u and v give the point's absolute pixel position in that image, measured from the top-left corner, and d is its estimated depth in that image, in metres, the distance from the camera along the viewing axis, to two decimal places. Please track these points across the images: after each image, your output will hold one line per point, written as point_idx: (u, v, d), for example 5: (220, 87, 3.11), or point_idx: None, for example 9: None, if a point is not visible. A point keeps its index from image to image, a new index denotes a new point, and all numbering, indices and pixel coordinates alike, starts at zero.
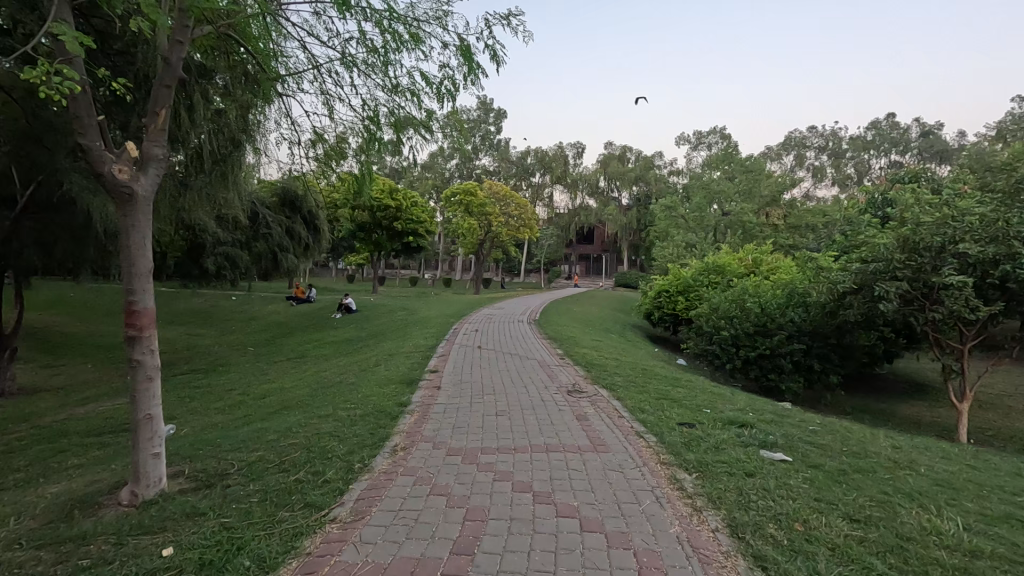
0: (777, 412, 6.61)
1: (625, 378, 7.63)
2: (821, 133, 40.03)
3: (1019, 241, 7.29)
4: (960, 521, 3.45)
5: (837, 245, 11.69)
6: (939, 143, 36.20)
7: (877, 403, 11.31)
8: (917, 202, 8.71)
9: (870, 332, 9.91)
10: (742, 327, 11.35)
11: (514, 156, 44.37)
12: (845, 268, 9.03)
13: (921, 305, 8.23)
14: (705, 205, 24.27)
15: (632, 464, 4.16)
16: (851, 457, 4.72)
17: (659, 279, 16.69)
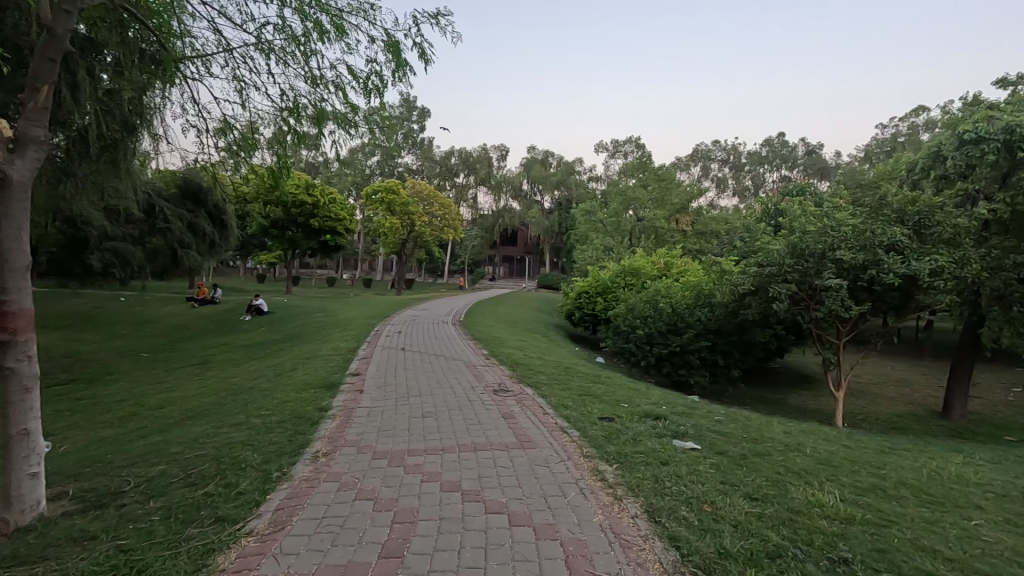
0: (687, 404, 7.12)
1: (549, 377, 7.84)
2: (724, 148, 43.50)
3: (882, 249, 8.41)
4: (837, 493, 3.94)
5: (738, 250, 12.79)
6: (821, 161, 40.48)
7: (770, 394, 12.53)
8: (803, 213, 9.78)
9: (765, 329, 10.94)
10: (655, 326, 12.09)
11: (437, 156, 43.97)
12: (744, 272, 9.93)
13: (806, 305, 9.23)
14: (621, 210, 25.51)
15: (557, 458, 4.31)
16: (749, 442, 5.21)
17: (580, 280, 17.35)
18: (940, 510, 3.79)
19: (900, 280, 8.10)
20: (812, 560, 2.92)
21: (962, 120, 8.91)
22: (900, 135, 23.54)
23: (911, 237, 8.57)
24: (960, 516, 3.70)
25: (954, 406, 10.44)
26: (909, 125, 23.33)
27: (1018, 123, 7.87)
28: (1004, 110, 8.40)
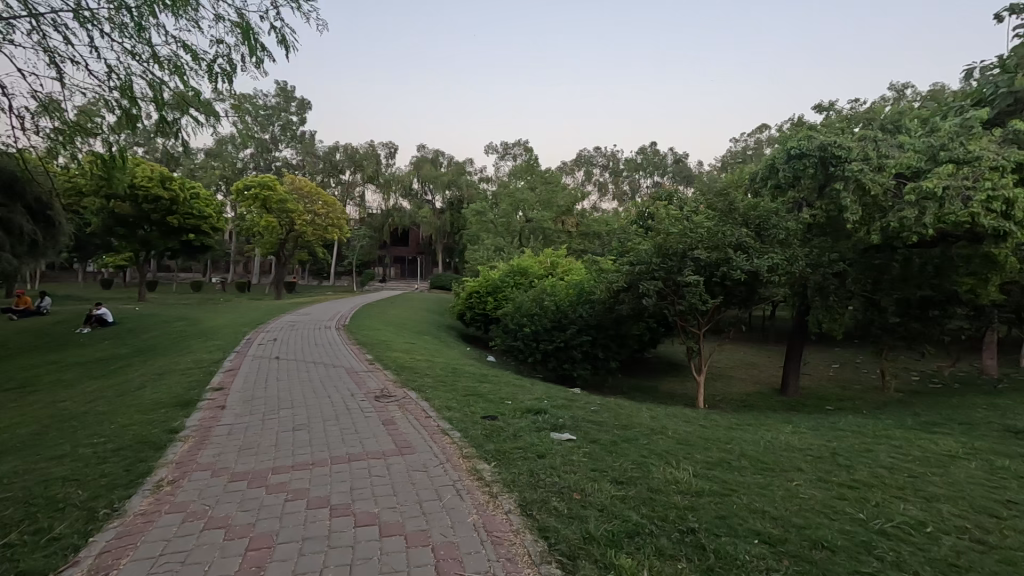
0: (567, 397, 7.47)
1: (435, 379, 7.72)
2: (604, 154, 46.30)
3: (731, 249, 9.51)
4: (691, 470, 4.36)
5: (615, 250, 13.70)
6: (687, 169, 44.68)
7: (645, 382, 13.63)
8: (668, 217, 10.75)
9: (639, 322, 11.87)
10: (541, 323, 12.56)
11: (320, 151, 41.47)
12: (619, 270, 10.69)
13: (671, 299, 10.15)
14: (511, 212, 26.12)
15: (436, 462, 4.25)
16: (620, 429, 5.59)
17: (470, 280, 17.52)
18: (771, 475, 4.37)
19: (745, 276, 9.23)
20: (666, 534, 3.19)
21: (790, 138, 10.34)
22: (749, 149, 26.82)
23: (754, 237, 9.81)
24: (785, 478, 4.30)
25: (789, 383, 12.19)
26: (756, 141, 26.68)
27: (828, 142, 9.11)
28: (820, 131, 9.88)
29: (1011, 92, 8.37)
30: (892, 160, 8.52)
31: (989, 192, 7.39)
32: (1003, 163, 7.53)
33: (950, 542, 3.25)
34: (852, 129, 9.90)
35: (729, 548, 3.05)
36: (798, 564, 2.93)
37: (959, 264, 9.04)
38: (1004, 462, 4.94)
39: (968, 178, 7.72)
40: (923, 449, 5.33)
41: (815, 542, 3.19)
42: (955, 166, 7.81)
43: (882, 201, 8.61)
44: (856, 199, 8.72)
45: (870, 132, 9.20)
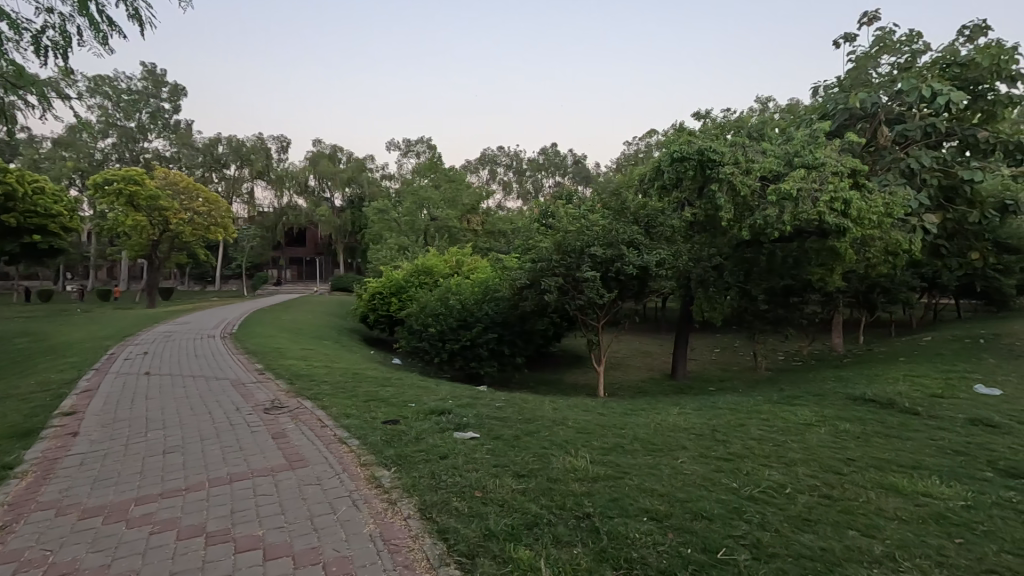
0: (472, 395, 7.47)
1: (333, 386, 7.32)
2: (507, 153, 46.73)
3: (624, 245, 10.08)
4: (588, 457, 4.55)
5: (518, 248, 13.95)
6: (585, 170, 46.28)
7: (550, 375, 14.06)
8: (567, 216, 11.15)
9: (544, 318, 12.19)
10: (447, 322, 12.46)
11: (198, 143, 37.59)
12: (522, 267, 10.93)
13: (572, 294, 10.52)
14: (415, 210, 25.60)
15: (331, 473, 4.03)
16: (523, 423, 5.69)
17: (373, 281, 16.96)
18: (659, 455, 4.69)
19: (637, 270, 9.84)
20: (563, 522, 3.30)
21: (673, 142, 11.17)
22: (641, 151, 28.58)
23: (644, 235, 10.49)
24: (672, 457, 4.65)
25: (678, 368, 13.23)
26: (646, 144, 28.53)
27: (705, 147, 9.89)
28: (698, 136, 10.78)
29: (847, 109, 9.71)
30: (757, 165, 9.52)
31: (831, 195, 8.53)
32: (842, 169, 8.73)
33: (803, 499, 3.71)
34: (724, 135, 10.93)
35: (620, 528, 3.22)
36: (681, 535, 3.17)
37: (812, 257, 10.36)
38: (846, 426, 5.75)
39: (816, 182, 8.86)
40: (786, 421, 6.03)
41: (695, 513, 3.46)
42: (806, 171, 8.92)
43: (750, 201, 9.60)
44: (729, 199, 9.64)
45: (740, 140, 10.19)
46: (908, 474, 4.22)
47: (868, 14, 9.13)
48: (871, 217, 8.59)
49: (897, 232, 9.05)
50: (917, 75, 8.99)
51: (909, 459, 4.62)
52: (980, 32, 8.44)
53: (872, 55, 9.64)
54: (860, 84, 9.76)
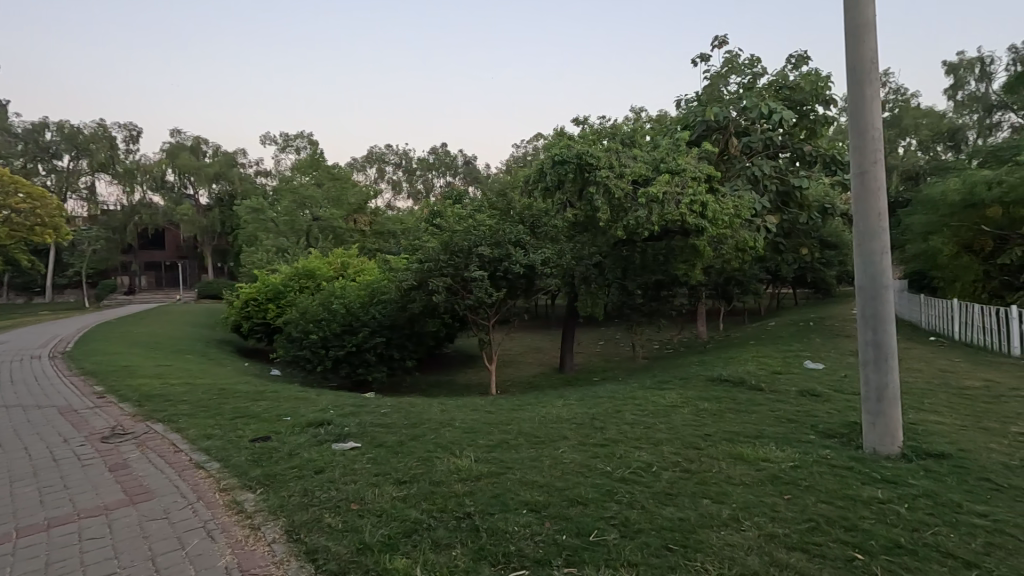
0: (356, 403, 7.12)
1: (193, 405, 6.53)
2: (396, 151, 45.42)
3: (510, 245, 10.26)
4: (473, 456, 4.55)
5: (406, 249, 13.60)
6: (476, 170, 45.89)
7: (442, 376, 13.91)
8: (455, 217, 11.10)
9: (434, 319, 12.00)
10: (330, 328, 11.79)
11: (16, 128, 31.60)
12: (409, 268, 10.72)
13: (461, 294, 10.47)
14: (294, 209, 23.91)
15: (181, 504, 3.58)
16: (408, 428, 5.54)
17: (245, 286, 15.54)
18: (541, 447, 4.84)
19: (523, 269, 10.07)
20: (444, 524, 3.26)
21: (554, 145, 11.60)
22: (528, 154, 29.35)
23: (529, 235, 10.77)
24: (553, 447, 4.82)
25: (566, 361, 13.84)
26: (533, 147, 29.47)
27: (583, 152, 10.33)
28: (577, 141, 11.29)
29: (704, 121, 10.81)
30: (629, 169, 10.20)
31: (691, 198, 9.47)
32: (700, 175, 9.74)
33: (667, 475, 4.06)
34: (601, 141, 11.59)
35: (501, 523, 3.25)
36: (557, 523, 3.28)
37: (677, 254, 11.41)
38: (705, 405, 6.40)
39: (679, 186, 9.77)
40: (656, 404, 6.56)
41: (572, 500, 3.61)
42: (670, 176, 9.80)
43: (624, 203, 10.30)
44: (605, 201, 10.26)
45: (614, 146, 10.68)
46: (752, 443, 4.81)
47: (718, 38, 10.26)
48: (724, 218, 9.66)
49: (745, 231, 10.28)
50: (757, 95, 10.30)
51: (753, 429, 5.26)
52: (803, 61, 9.91)
53: (722, 74, 10.83)
54: (714, 99, 10.91)
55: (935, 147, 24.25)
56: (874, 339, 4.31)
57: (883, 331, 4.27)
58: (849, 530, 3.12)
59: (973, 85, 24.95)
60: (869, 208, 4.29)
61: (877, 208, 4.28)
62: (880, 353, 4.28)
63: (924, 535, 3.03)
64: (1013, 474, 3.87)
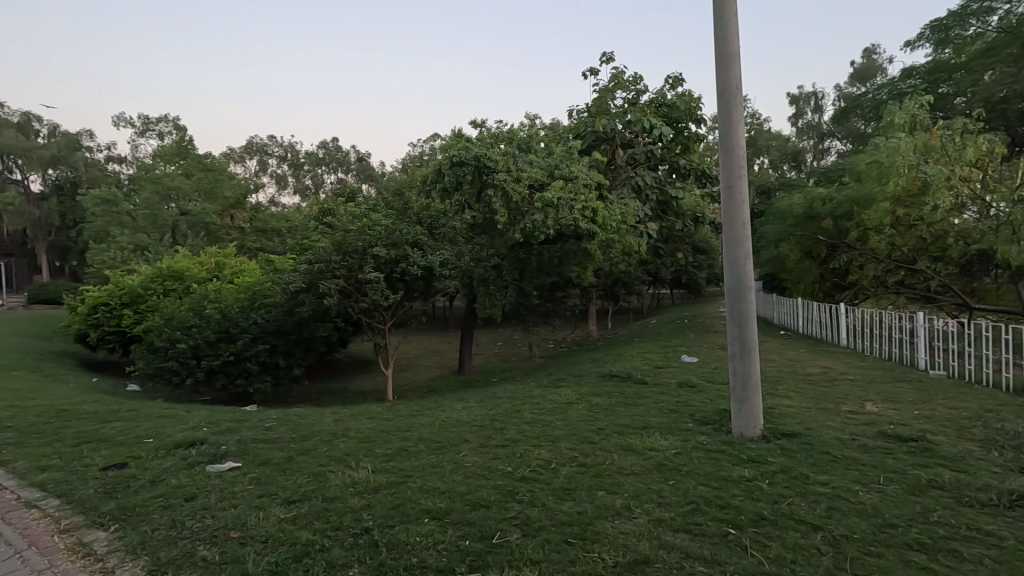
0: (235, 418, 6.47)
1: (22, 432, 5.48)
2: (280, 143, 42.09)
3: (408, 246, 9.95)
4: (370, 467, 4.34)
5: (293, 249, 12.64)
6: (370, 168, 43.07)
7: (335, 384, 13.15)
8: (347, 215, 10.55)
9: (325, 323, 11.30)
10: (202, 336, 10.59)
11: None
12: (296, 269, 10.04)
13: (355, 297, 9.97)
14: (157, 202, 21.14)
15: (5, 556, 3.03)
16: (297, 442, 5.14)
17: (94, 289, 13.41)
18: (443, 452, 4.76)
19: (421, 271, 9.84)
20: (339, 543, 3.07)
21: (452, 147, 11.52)
22: (425, 153, 28.86)
23: (427, 236, 10.56)
24: (454, 452, 4.76)
25: (465, 363, 13.81)
26: (430, 147, 28.99)
27: (481, 154, 10.38)
28: (474, 143, 11.28)
29: (594, 131, 11.43)
30: (525, 174, 10.46)
31: (583, 204, 9.97)
32: (590, 183, 10.27)
33: (565, 471, 4.20)
34: (498, 144, 11.74)
35: (402, 535, 3.14)
36: (460, 528, 3.24)
37: (570, 257, 11.93)
38: (598, 401, 6.74)
39: (571, 193, 10.22)
40: (552, 402, 6.77)
41: (474, 504, 3.59)
42: (564, 182, 10.22)
43: (521, 207, 10.53)
44: (503, 204, 10.43)
45: (511, 150, 10.88)
46: (640, 434, 5.15)
47: (606, 54, 10.92)
48: (612, 224, 10.27)
49: (631, 236, 11.03)
50: (640, 110, 11.12)
51: (640, 421, 5.65)
52: (679, 83, 10.90)
53: (610, 88, 11.49)
54: (602, 111, 11.57)
55: (782, 166, 28.03)
56: (739, 334, 4.83)
57: (746, 327, 4.81)
58: (722, 508, 3.46)
59: (809, 115, 29.59)
60: (734, 218, 4.82)
61: (739, 218, 4.81)
62: (744, 346, 4.82)
63: (781, 506, 3.46)
64: (845, 446, 4.58)
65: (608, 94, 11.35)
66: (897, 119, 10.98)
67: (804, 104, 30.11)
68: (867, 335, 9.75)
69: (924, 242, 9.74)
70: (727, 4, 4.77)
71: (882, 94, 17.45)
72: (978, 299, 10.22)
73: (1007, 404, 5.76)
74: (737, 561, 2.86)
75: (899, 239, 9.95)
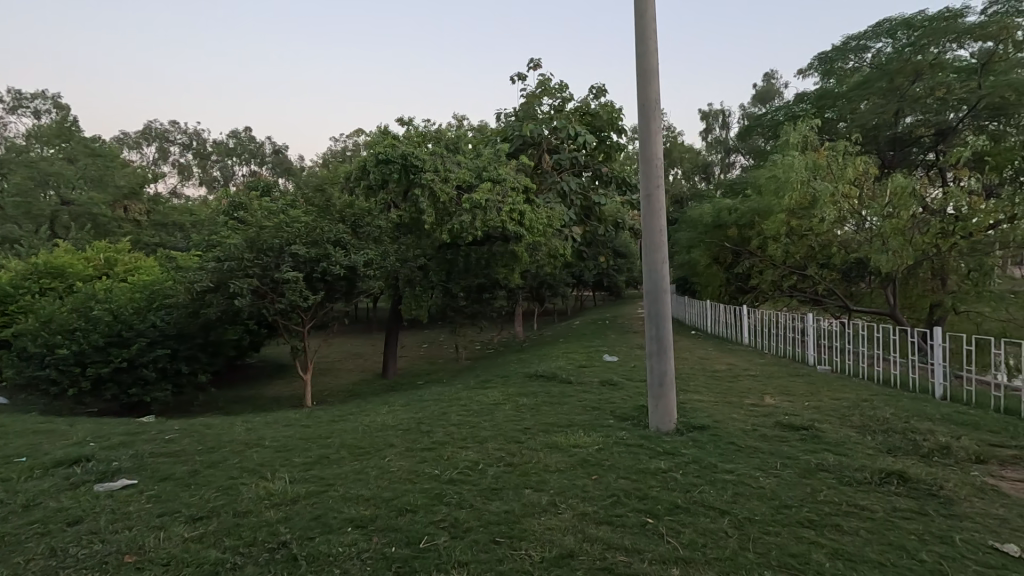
0: (128, 430, 5.85)
1: None
2: (183, 130, 38.61)
3: (330, 245, 9.52)
4: (288, 477, 4.11)
5: (198, 245, 11.64)
6: (287, 161, 40.70)
7: (246, 391, 12.29)
8: (262, 210, 9.91)
9: (236, 326, 10.53)
10: (88, 340, 9.47)
11: None
12: (202, 267, 9.28)
13: (270, 298, 9.37)
14: (31, 189, 18.60)
15: None
16: (204, 454, 4.75)
17: None
18: (366, 458, 4.60)
19: (344, 272, 9.44)
20: (253, 559, 2.88)
21: (377, 144, 11.18)
22: (348, 148, 27.82)
23: (351, 234, 10.17)
24: (379, 457, 4.63)
25: (390, 366, 13.45)
26: (353, 143, 27.94)
27: (408, 153, 10.18)
28: (401, 141, 11.01)
29: (522, 136, 11.60)
30: (453, 175, 10.39)
31: (510, 207, 10.08)
32: (518, 186, 10.40)
33: (492, 471, 4.23)
34: (426, 144, 11.56)
35: (322, 547, 3.01)
36: (385, 536, 3.15)
37: (498, 259, 12.01)
38: (524, 401, 6.84)
39: (499, 195, 10.32)
40: (479, 404, 6.78)
41: (400, 509, 3.51)
42: (492, 185, 10.29)
43: (449, 207, 10.42)
44: (430, 204, 10.26)
45: (439, 150, 10.77)
46: (564, 432, 5.30)
47: (533, 61, 11.14)
48: (539, 227, 10.45)
49: (557, 240, 11.30)
50: (566, 117, 11.44)
51: (565, 419, 5.80)
52: (602, 94, 11.35)
53: (537, 94, 11.70)
54: (530, 116, 11.75)
55: (694, 178, 30.05)
56: (656, 334, 5.12)
57: (662, 328, 5.11)
58: (641, 499, 3.64)
59: (718, 131, 31.87)
60: (652, 225, 5.10)
61: (657, 225, 5.09)
62: (661, 345, 5.11)
63: (694, 494, 3.71)
64: (747, 436, 5.00)
65: (536, 100, 11.55)
66: (791, 140, 12.15)
67: (713, 120, 32.45)
68: (766, 334, 10.69)
69: (813, 250, 10.86)
70: (647, 22, 5.04)
71: (778, 116, 19.25)
72: (855, 302, 11.57)
73: (878, 394, 6.58)
74: (655, 548, 3.02)
75: (792, 248, 11.01)
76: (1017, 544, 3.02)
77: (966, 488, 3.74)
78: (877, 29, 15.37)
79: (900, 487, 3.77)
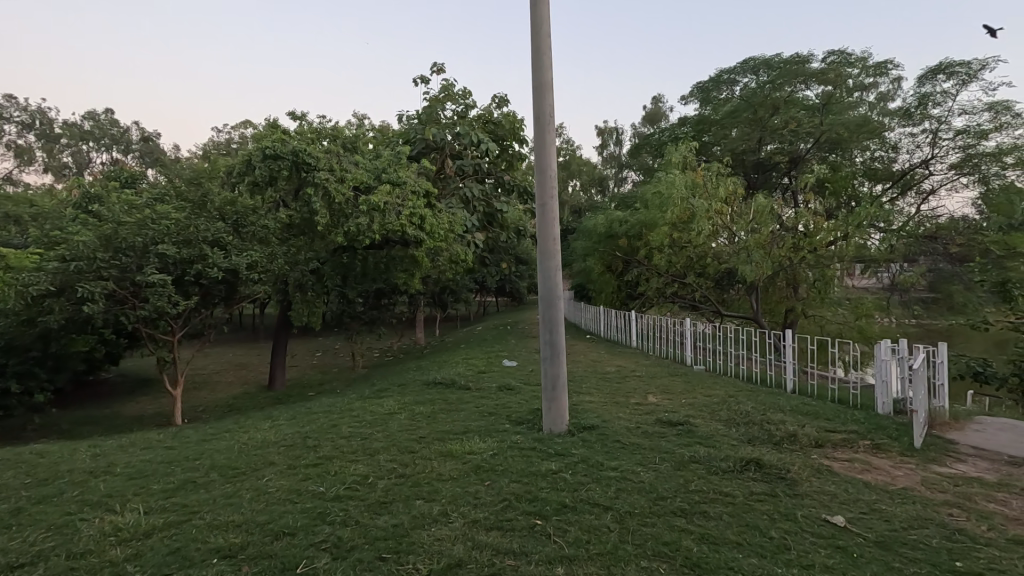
0: None
1: None
2: (23, 107, 32.91)
3: (206, 245, 8.61)
4: (141, 508, 3.62)
5: (37, 242, 9.93)
6: (158, 151, 36.26)
7: (98, 411, 10.69)
8: (122, 204, 8.71)
9: (85, 336, 9.12)
10: None
11: None
12: (41, 268, 7.93)
13: (130, 303, 8.24)
14: None
15: None
16: (33, 488, 4.03)
17: None
18: (240, 480, 4.20)
19: (223, 275, 8.56)
20: None
21: (264, 137, 10.35)
22: (232, 141, 25.58)
23: (232, 234, 9.28)
24: (256, 478, 4.24)
25: (276, 377, 12.44)
26: (238, 135, 25.68)
27: (300, 149, 9.56)
28: (293, 137, 10.28)
29: (424, 139, 11.43)
30: (350, 175, 9.94)
31: (410, 211, 9.85)
32: (419, 189, 10.20)
33: (382, 484, 4.05)
34: (320, 141, 10.94)
35: None
36: (257, 564, 2.89)
37: (397, 263, 11.68)
38: (420, 409, 6.67)
39: (398, 198, 10.05)
40: (373, 414, 6.50)
41: (276, 533, 3.24)
42: (391, 187, 10.00)
43: (345, 209, 9.95)
44: (324, 204, 9.73)
45: (334, 148, 10.24)
46: (459, 439, 5.25)
47: (436, 65, 11.07)
48: (441, 231, 10.32)
49: (459, 245, 11.25)
50: (468, 124, 11.49)
51: (461, 426, 5.75)
52: (504, 103, 11.56)
53: (440, 98, 11.62)
54: (432, 120, 11.64)
55: (591, 190, 31.66)
56: (549, 339, 5.26)
57: (555, 333, 5.25)
58: (531, 501, 3.71)
59: (612, 147, 33.92)
60: (546, 233, 5.26)
61: (551, 232, 5.25)
62: (554, 349, 5.25)
63: (581, 493, 3.85)
64: (631, 434, 5.33)
65: (438, 104, 11.47)
66: (674, 159, 13.27)
67: (609, 137, 34.48)
68: (652, 337, 11.50)
69: (692, 261, 11.92)
70: (542, 38, 5.22)
71: (664, 137, 20.98)
72: (726, 307, 12.86)
73: (743, 390, 7.35)
74: (542, 549, 3.09)
75: (674, 258, 11.99)
76: (844, 515, 3.52)
77: (807, 470, 4.30)
78: (743, 66, 17.37)
79: (757, 473, 4.23)
